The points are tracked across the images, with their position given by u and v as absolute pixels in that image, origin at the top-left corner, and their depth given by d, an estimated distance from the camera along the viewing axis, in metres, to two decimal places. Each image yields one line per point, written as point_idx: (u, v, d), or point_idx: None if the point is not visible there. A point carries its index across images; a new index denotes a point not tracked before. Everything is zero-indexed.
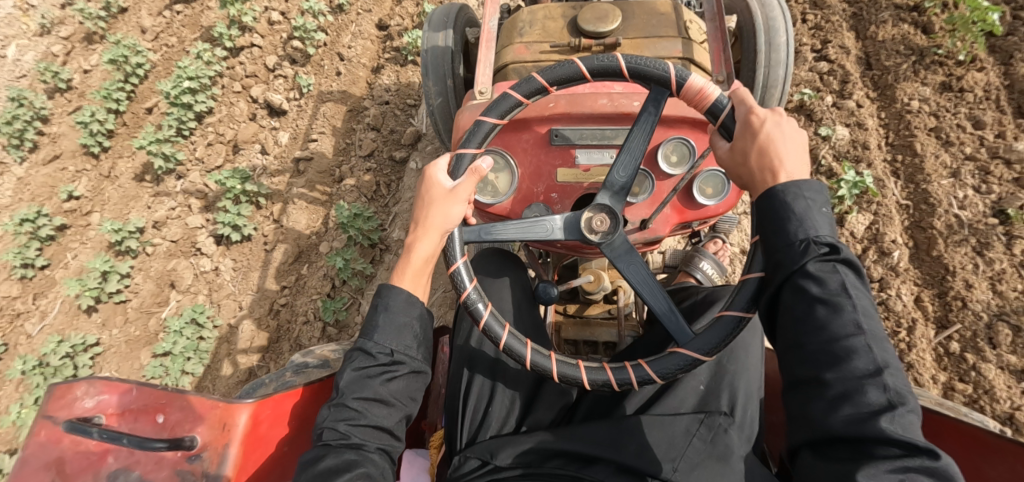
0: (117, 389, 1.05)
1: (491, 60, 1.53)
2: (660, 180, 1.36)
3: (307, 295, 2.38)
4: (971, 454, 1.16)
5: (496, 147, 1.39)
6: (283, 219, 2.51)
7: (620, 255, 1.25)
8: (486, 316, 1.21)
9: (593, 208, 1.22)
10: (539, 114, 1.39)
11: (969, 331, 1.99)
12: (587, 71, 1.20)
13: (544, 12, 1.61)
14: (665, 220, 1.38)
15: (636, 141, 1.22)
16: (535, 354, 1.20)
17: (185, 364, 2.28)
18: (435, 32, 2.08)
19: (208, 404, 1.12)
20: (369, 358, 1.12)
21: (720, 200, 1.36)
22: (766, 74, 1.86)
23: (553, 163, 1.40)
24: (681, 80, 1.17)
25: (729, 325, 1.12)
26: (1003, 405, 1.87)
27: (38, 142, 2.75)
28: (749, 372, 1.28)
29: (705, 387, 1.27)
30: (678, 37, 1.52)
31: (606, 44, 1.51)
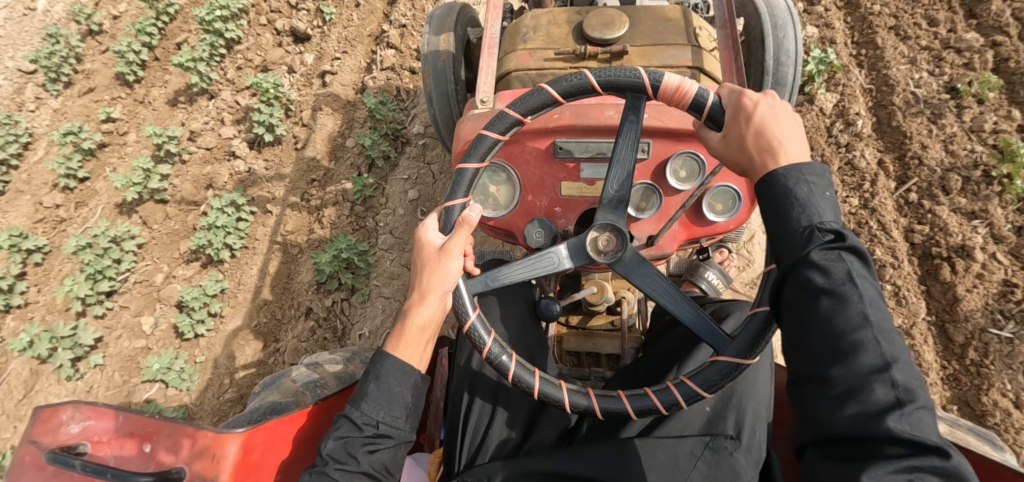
0: (102, 415, 1.06)
1: (493, 67, 1.47)
2: (668, 195, 1.29)
3: (337, 182, 2.53)
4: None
5: (498, 160, 1.33)
6: (313, 123, 2.62)
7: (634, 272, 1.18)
8: (490, 346, 1.14)
9: (598, 226, 1.16)
10: (541, 126, 1.31)
11: (923, 183, 2.12)
12: (560, 94, 1.14)
13: (549, 17, 1.55)
14: (672, 236, 1.32)
15: (624, 152, 1.15)
16: (545, 384, 1.13)
17: (228, 234, 2.43)
18: (437, 34, 2.05)
19: (196, 433, 1.07)
20: (355, 428, 1.08)
21: (730, 217, 1.29)
22: (773, 89, 1.78)
23: (557, 175, 1.33)
24: (656, 83, 1.09)
25: (762, 321, 1.08)
26: (955, 237, 2.03)
27: (73, 78, 2.81)
28: (759, 391, 1.21)
29: (711, 409, 1.20)
30: (687, 45, 1.45)
31: (613, 52, 1.44)
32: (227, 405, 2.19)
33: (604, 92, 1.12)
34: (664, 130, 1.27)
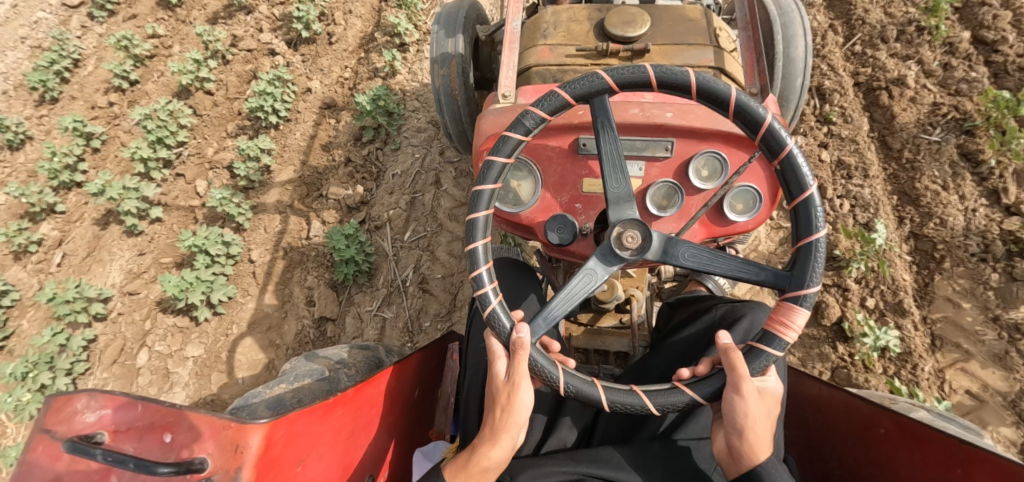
0: (120, 404, 1.03)
1: (514, 61, 1.47)
2: (689, 195, 1.29)
3: (371, 66, 2.87)
4: None
5: (520, 155, 1.33)
6: (343, 20, 2.99)
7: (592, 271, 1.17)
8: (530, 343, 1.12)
9: (624, 223, 1.15)
10: (566, 121, 1.30)
11: (867, 36, 2.51)
12: (571, 97, 1.16)
13: (569, 13, 1.55)
14: (692, 235, 1.32)
15: (727, 263, 1.14)
16: (570, 379, 1.13)
17: (276, 100, 2.75)
18: (446, 37, 2.03)
19: (219, 424, 1.05)
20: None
21: (750, 216, 1.29)
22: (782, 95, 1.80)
23: (579, 172, 1.33)
24: (800, 304, 1.07)
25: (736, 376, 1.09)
26: (891, 73, 2.40)
27: (117, 8, 3.11)
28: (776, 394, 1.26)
29: None
30: (708, 45, 1.46)
31: (635, 50, 1.45)
32: (276, 237, 2.55)
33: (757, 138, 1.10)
34: (689, 130, 1.26)
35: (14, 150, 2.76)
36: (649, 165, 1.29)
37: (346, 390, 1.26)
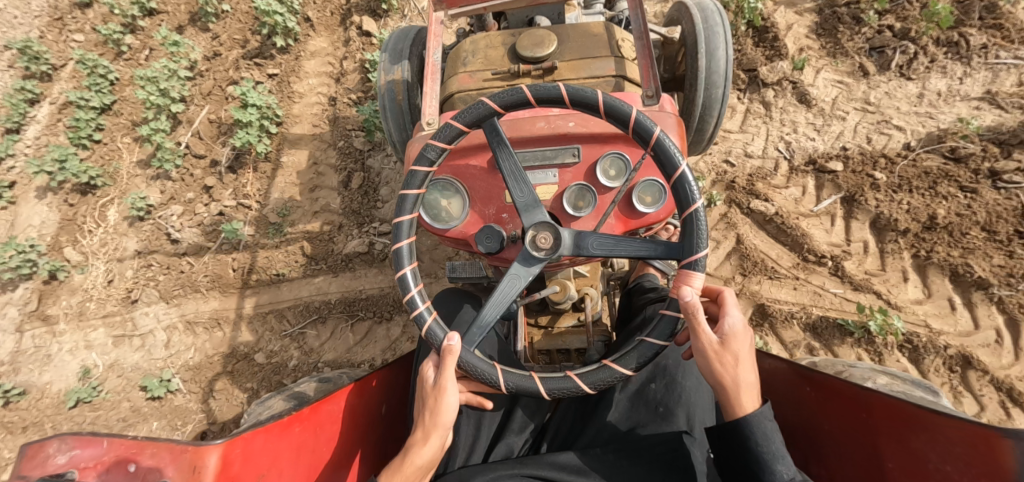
0: (88, 443, 1.12)
1: (436, 92, 1.60)
2: (602, 193, 1.42)
3: None
4: (899, 425, 1.30)
5: (446, 176, 1.46)
6: None
7: (523, 272, 1.29)
8: (439, 338, 1.26)
9: (536, 226, 1.28)
10: (480, 142, 1.48)
11: None
12: (466, 125, 1.32)
13: (485, 41, 1.68)
14: (610, 230, 1.43)
15: (624, 249, 1.28)
16: (471, 358, 1.25)
17: None
18: (393, 63, 2.15)
19: (178, 449, 1.16)
20: None
21: (659, 206, 1.42)
22: (705, 90, 1.95)
23: (500, 185, 1.46)
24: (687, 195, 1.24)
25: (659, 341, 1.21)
26: None
27: None
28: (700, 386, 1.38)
29: (664, 407, 1.36)
30: (611, 56, 1.60)
31: (544, 68, 1.58)
32: (324, 4, 3.25)
33: (606, 115, 1.28)
34: (590, 136, 1.44)
35: (85, 9, 3.25)
36: (561, 171, 1.44)
37: (303, 407, 1.34)
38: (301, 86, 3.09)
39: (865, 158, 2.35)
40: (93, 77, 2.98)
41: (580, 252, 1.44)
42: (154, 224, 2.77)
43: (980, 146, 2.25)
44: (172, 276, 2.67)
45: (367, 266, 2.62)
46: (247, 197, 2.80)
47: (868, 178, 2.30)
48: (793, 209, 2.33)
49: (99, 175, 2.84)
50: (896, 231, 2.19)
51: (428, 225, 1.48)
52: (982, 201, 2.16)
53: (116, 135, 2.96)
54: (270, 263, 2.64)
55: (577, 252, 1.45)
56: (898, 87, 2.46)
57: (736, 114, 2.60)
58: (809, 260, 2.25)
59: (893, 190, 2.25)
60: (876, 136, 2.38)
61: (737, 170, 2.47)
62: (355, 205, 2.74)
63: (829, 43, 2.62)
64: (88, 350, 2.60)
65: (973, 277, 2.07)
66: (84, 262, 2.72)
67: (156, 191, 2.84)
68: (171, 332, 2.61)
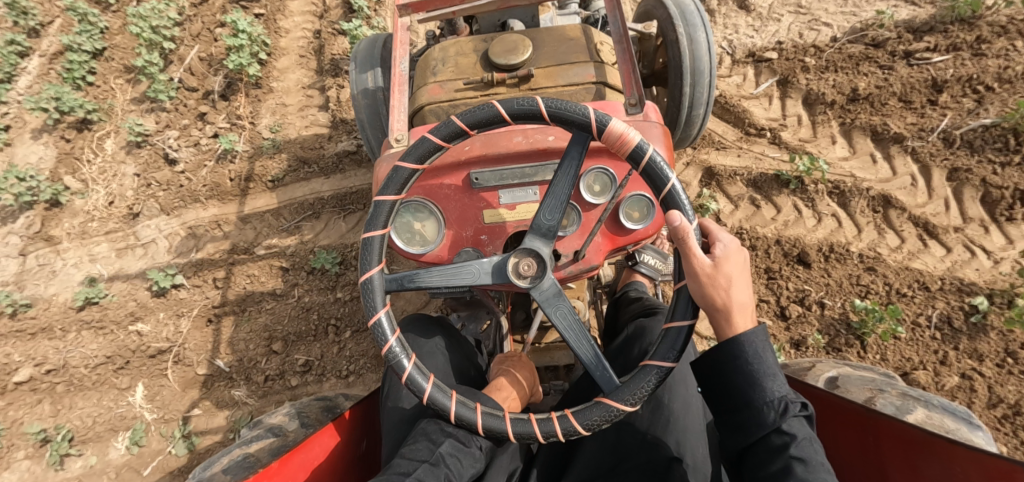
0: None
1: (404, 105, 1.52)
2: (587, 210, 1.39)
3: None
4: (910, 453, 1.22)
5: (418, 197, 1.39)
6: None
7: (559, 297, 1.26)
8: (429, 389, 1.21)
9: (520, 252, 1.24)
10: (456, 159, 1.42)
11: None
12: (417, 164, 1.27)
13: (456, 48, 1.59)
14: (597, 248, 1.39)
15: (561, 185, 1.24)
16: (460, 407, 1.21)
17: None
18: (364, 73, 1.99)
19: None
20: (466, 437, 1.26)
21: (648, 222, 1.39)
22: (692, 92, 1.89)
23: (478, 205, 1.40)
24: (601, 126, 1.20)
25: (650, 375, 1.18)
26: None
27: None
28: (689, 413, 1.36)
29: (653, 436, 1.34)
30: (589, 61, 1.52)
31: (519, 76, 1.49)
32: None
33: (551, 121, 1.22)
34: None
35: None
36: (542, 188, 1.39)
37: (271, 462, 1.29)
38: (286, 23, 3.05)
39: (797, 49, 2.59)
40: (84, 24, 2.88)
41: (566, 272, 1.40)
42: (151, 150, 2.72)
43: (895, 33, 2.49)
44: (171, 191, 2.63)
45: (357, 167, 2.64)
46: (241, 119, 2.78)
47: (800, 62, 2.54)
48: (735, 93, 2.56)
49: (95, 110, 2.77)
50: (825, 104, 2.42)
51: (402, 252, 1.40)
52: (898, 75, 2.38)
53: (109, 76, 2.86)
54: (264, 172, 2.65)
55: (563, 271, 1.40)
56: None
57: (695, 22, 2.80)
58: (750, 133, 2.44)
59: (821, 71, 2.50)
60: (807, 32, 2.63)
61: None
62: (342, 115, 2.77)
63: None
64: (92, 262, 2.53)
65: (890, 133, 2.29)
66: (84, 189, 2.66)
67: (151, 120, 2.78)
68: (172, 240, 2.56)
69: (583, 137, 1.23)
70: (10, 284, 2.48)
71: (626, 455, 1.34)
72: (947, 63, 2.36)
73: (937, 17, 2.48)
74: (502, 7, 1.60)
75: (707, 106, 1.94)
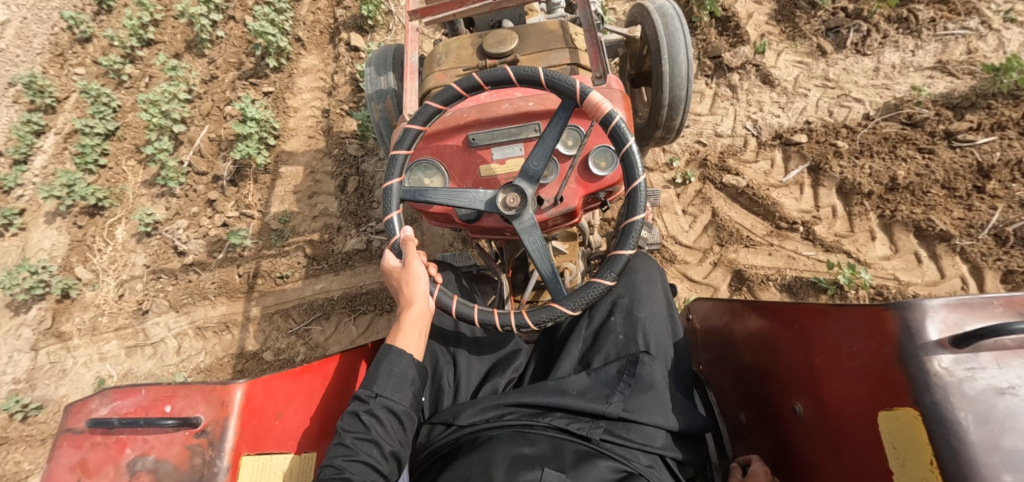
0: (127, 394, 1.48)
1: (415, 89, 1.84)
2: (562, 161, 1.66)
3: None
4: (822, 327, 1.43)
5: (426, 157, 1.69)
6: None
7: (529, 174, 1.52)
8: (421, 272, 1.54)
9: (507, 189, 1.50)
10: (456, 123, 1.70)
11: None
12: (442, 105, 1.60)
13: (457, 43, 1.91)
14: (573, 193, 1.66)
15: (549, 137, 1.51)
16: (440, 294, 1.53)
17: None
18: (378, 75, 2.32)
19: (205, 390, 1.50)
20: (362, 402, 1.42)
21: (613, 169, 1.65)
22: (671, 70, 2.15)
23: (475, 162, 1.68)
24: (585, 95, 1.49)
25: (595, 289, 1.44)
26: None
27: None
28: (656, 315, 1.58)
29: (625, 336, 1.55)
30: (565, 47, 1.83)
31: (508, 62, 1.82)
32: (313, 25, 3.47)
33: (548, 88, 1.53)
34: (548, 111, 1.66)
35: (86, 43, 3.47)
36: (526, 145, 1.66)
37: (313, 360, 1.66)
38: (296, 102, 3.27)
39: (827, 129, 2.63)
40: (97, 105, 3.17)
41: (548, 213, 1.66)
42: (160, 240, 2.92)
43: (933, 110, 2.51)
44: (180, 286, 2.83)
45: (366, 263, 2.80)
46: (249, 207, 2.97)
47: (831, 146, 2.58)
48: (764, 181, 2.60)
49: (106, 197, 3.00)
50: (861, 195, 2.44)
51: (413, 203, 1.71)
52: (939, 160, 2.39)
53: (121, 158, 3.14)
54: (273, 268, 2.81)
55: (546, 213, 1.66)
56: (854, 63, 2.77)
57: (705, 99, 2.92)
58: (782, 227, 2.49)
59: (856, 155, 2.52)
60: (836, 109, 2.67)
61: (709, 149, 2.77)
62: (352, 207, 2.94)
63: (788, 27, 2.96)
64: (102, 362, 2.76)
65: (935, 231, 2.28)
66: (94, 280, 2.88)
67: (162, 207, 3.00)
68: (181, 340, 2.77)
69: (570, 105, 1.53)
70: (21, 382, 2.72)
71: (600, 343, 1.56)
72: (992, 146, 2.36)
73: (978, 90, 2.50)
74: (494, 9, 1.89)
75: (686, 104, 2.22)
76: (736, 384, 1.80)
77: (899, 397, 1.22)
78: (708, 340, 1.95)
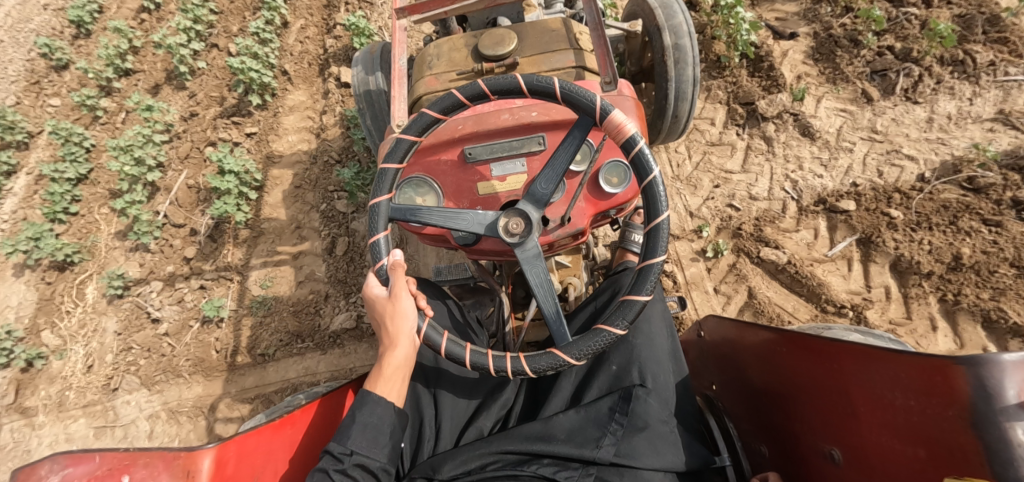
0: (79, 460, 1.18)
1: (404, 95, 1.64)
2: (569, 179, 1.46)
3: None
4: (858, 369, 1.18)
5: (418, 174, 1.48)
6: None
7: (539, 200, 1.31)
8: (406, 307, 1.29)
9: (509, 213, 1.30)
10: (449, 136, 1.50)
11: None
12: (435, 117, 1.38)
13: (449, 44, 1.73)
14: (581, 213, 1.46)
15: (561, 158, 1.31)
16: (429, 328, 1.28)
17: None
18: (366, 75, 2.12)
19: (170, 456, 1.24)
20: (335, 460, 1.22)
21: (626, 187, 1.45)
22: (676, 70, 1.99)
23: (472, 179, 1.48)
24: (604, 114, 1.29)
25: (601, 336, 1.22)
26: None
27: None
28: (653, 341, 1.34)
29: (617, 367, 1.32)
30: (569, 48, 1.65)
31: (506, 65, 1.63)
32: (301, 55, 3.02)
33: (563, 101, 1.32)
34: (553, 123, 1.47)
35: (62, 71, 3.11)
36: (529, 160, 1.46)
37: (294, 409, 1.40)
38: (281, 144, 2.83)
39: (877, 193, 2.20)
40: (69, 146, 2.78)
41: (553, 236, 1.45)
42: (132, 303, 2.54)
43: (999, 174, 2.10)
44: (152, 360, 2.43)
45: (357, 344, 2.37)
46: (228, 268, 2.56)
47: (883, 216, 2.14)
48: (807, 255, 2.17)
49: (76, 251, 2.63)
50: (919, 274, 2.02)
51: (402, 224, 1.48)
52: (1009, 234, 1.98)
53: (93, 206, 2.76)
54: (254, 344, 2.41)
55: (551, 236, 1.45)
56: (905, 113, 2.34)
57: (737, 152, 2.45)
58: (828, 311, 2.07)
59: (912, 228, 2.08)
60: (886, 168, 2.25)
61: (744, 214, 2.31)
62: (342, 274, 2.49)
63: (828, 68, 2.52)
64: (68, 443, 2.35)
65: (1008, 323, 1.87)
66: (62, 347, 2.51)
67: (135, 265, 2.61)
68: (153, 423, 2.36)
69: (588, 122, 1.32)
70: None
71: (591, 376, 1.34)
72: None
73: None
74: (489, 6, 1.75)
75: (692, 100, 2.06)
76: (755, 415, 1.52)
77: (972, 465, 1.00)
78: (709, 357, 1.69)
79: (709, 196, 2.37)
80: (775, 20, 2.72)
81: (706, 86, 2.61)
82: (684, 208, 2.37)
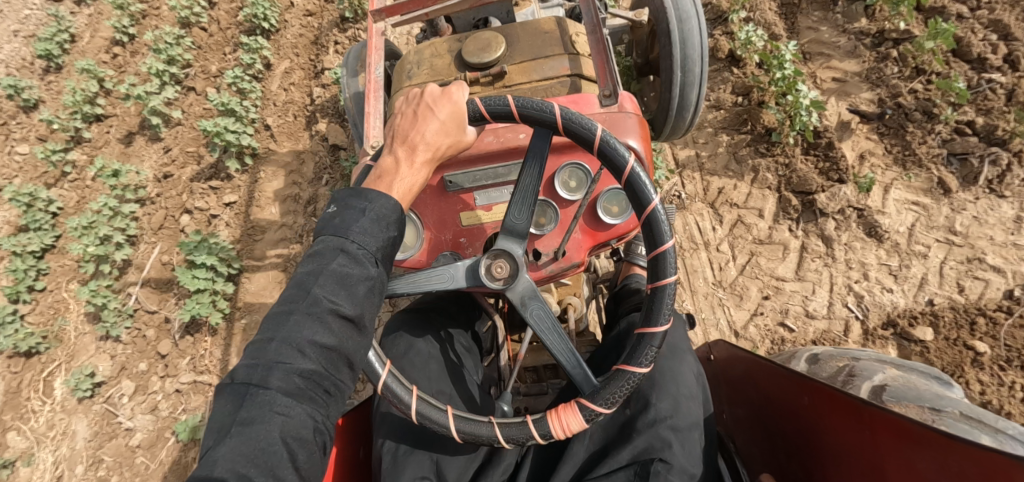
0: None
1: (380, 111, 1.49)
2: (563, 207, 1.31)
3: None
4: (901, 446, 1.07)
5: None
6: None
7: (522, 308, 1.18)
8: (385, 377, 1.12)
9: (491, 254, 1.17)
10: None
11: None
12: None
13: (431, 49, 1.57)
14: (577, 245, 1.31)
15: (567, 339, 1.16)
16: (420, 403, 1.12)
17: (266, 9, 2.89)
18: (354, 75, 1.97)
19: None
20: (346, 260, 1.04)
21: (627, 217, 1.30)
22: (683, 76, 1.82)
23: (454, 208, 1.34)
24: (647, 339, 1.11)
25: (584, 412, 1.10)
26: None
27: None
28: (686, 408, 1.18)
29: (639, 438, 1.14)
30: (564, 54, 1.48)
31: (492, 74, 1.46)
32: (285, 107, 2.79)
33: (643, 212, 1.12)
34: None
35: (31, 112, 2.91)
36: None
37: None
38: (263, 217, 2.58)
39: (959, 317, 1.89)
40: (32, 212, 2.59)
41: (545, 271, 1.31)
42: (102, 407, 2.30)
43: None
44: (124, 476, 2.18)
45: None
46: (206, 371, 2.33)
47: (968, 351, 1.82)
48: None
49: (43, 339, 2.41)
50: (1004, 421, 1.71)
51: None
52: None
53: (61, 280, 2.54)
54: None
55: (543, 271, 1.31)
56: (989, 209, 2.01)
57: (790, 254, 2.11)
58: None
59: (1001, 366, 1.77)
60: (967, 282, 1.94)
61: (799, 337, 2.00)
62: None
63: (896, 146, 2.16)
64: None
65: None
66: (30, 452, 2.27)
67: (106, 362, 2.37)
68: None
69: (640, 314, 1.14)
70: None
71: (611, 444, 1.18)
72: None
73: None
74: (473, 6, 1.58)
75: (699, 93, 1.88)
76: (760, 454, 1.42)
77: None
78: (730, 389, 1.55)
79: (757, 311, 2.06)
80: (832, 80, 2.32)
81: (752, 166, 2.25)
82: (727, 325, 2.06)
